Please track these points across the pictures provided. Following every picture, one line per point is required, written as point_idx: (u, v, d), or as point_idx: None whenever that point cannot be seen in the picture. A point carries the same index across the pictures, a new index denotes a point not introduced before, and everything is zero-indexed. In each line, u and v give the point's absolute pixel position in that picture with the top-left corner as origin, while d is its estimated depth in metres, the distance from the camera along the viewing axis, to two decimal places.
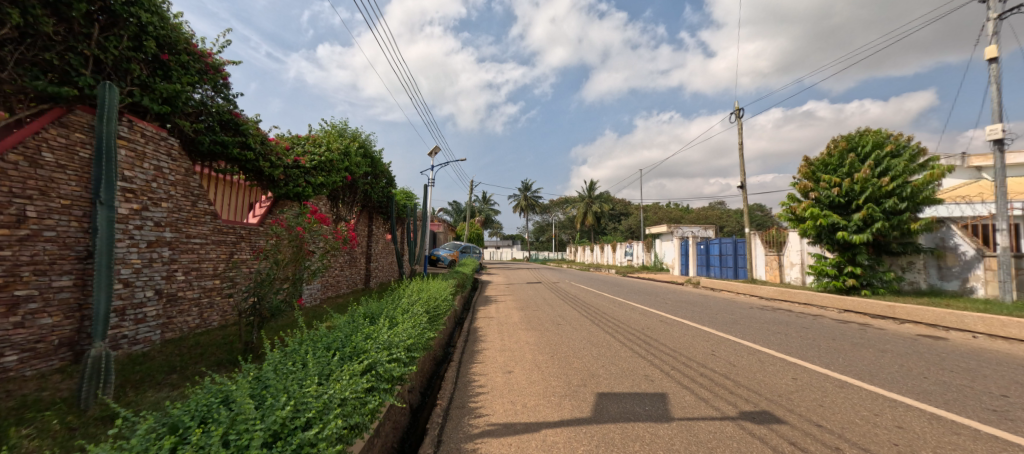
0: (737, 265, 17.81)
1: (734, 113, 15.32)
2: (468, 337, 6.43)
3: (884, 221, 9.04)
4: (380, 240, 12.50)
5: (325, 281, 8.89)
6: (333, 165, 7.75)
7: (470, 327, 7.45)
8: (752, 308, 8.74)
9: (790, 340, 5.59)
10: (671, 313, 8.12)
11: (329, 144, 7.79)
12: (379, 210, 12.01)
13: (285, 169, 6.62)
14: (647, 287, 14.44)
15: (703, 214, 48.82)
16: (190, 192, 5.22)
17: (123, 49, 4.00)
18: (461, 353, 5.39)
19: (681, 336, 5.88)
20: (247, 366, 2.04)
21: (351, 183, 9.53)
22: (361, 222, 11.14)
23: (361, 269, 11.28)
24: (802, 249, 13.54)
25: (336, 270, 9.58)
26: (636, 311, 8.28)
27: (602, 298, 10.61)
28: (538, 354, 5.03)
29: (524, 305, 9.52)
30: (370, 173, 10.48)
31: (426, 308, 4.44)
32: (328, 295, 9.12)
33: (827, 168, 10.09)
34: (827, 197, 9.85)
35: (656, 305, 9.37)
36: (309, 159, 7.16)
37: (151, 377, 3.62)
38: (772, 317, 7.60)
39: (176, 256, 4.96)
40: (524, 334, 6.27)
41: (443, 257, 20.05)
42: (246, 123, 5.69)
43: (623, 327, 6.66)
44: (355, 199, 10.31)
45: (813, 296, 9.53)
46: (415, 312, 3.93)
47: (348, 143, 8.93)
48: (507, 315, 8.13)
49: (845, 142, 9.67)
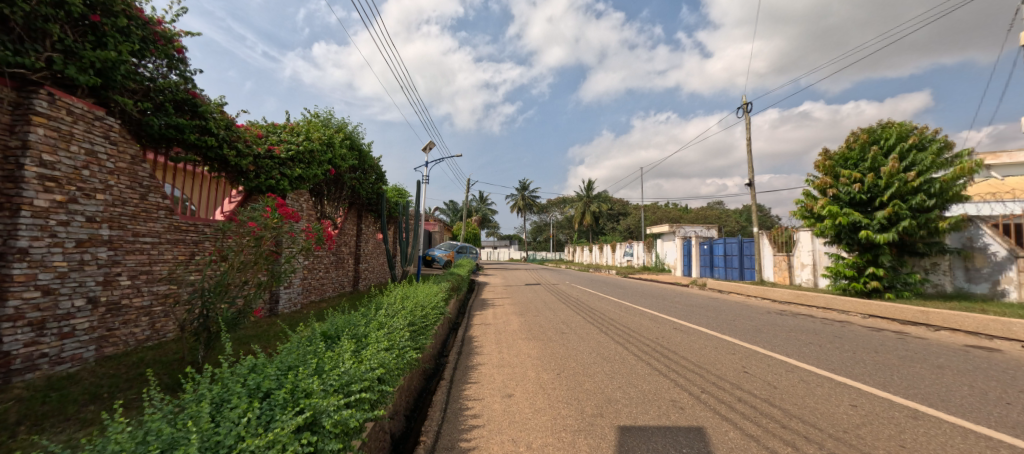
0: (742, 266, 17.17)
1: (742, 107, 14.67)
2: (462, 348, 5.71)
3: (911, 220, 8.39)
4: (370, 239, 11.77)
5: (306, 284, 8.21)
6: (314, 156, 7.01)
7: (464, 335, 6.74)
8: (770, 313, 8.08)
9: (828, 353, 4.90)
10: (683, 318, 7.45)
11: (309, 132, 7.05)
12: (369, 207, 11.28)
13: (256, 159, 5.89)
14: (651, 289, 13.78)
15: (702, 214, 48.26)
16: (138, 183, 4.49)
17: (37, 4, 3.28)
18: (454, 369, 4.68)
19: (702, 347, 5.20)
20: (113, 434, 1.33)
21: (336, 178, 8.81)
22: (348, 220, 10.40)
23: (348, 270, 10.54)
24: (814, 250, 12.93)
25: (319, 272, 8.86)
26: (646, 317, 7.60)
27: (605, 302, 9.95)
28: (542, 372, 4.32)
29: (524, 310, 8.81)
30: (357, 168, 9.72)
31: (409, 320, 3.73)
32: (309, 300, 8.39)
33: (847, 163, 9.43)
34: (848, 194, 9.18)
35: (665, 309, 8.70)
36: (286, 148, 6.43)
37: (59, 410, 2.89)
38: (795, 324, 6.95)
39: (117, 258, 4.22)
40: (526, 346, 5.57)
41: (438, 257, 19.34)
42: (205, 104, 4.95)
43: (634, 336, 5.97)
44: (339, 196, 9.55)
45: (832, 300, 8.89)
46: (394, 327, 3.22)
47: (332, 133, 8.18)
48: (505, 322, 7.40)
49: (868, 135, 9.01)
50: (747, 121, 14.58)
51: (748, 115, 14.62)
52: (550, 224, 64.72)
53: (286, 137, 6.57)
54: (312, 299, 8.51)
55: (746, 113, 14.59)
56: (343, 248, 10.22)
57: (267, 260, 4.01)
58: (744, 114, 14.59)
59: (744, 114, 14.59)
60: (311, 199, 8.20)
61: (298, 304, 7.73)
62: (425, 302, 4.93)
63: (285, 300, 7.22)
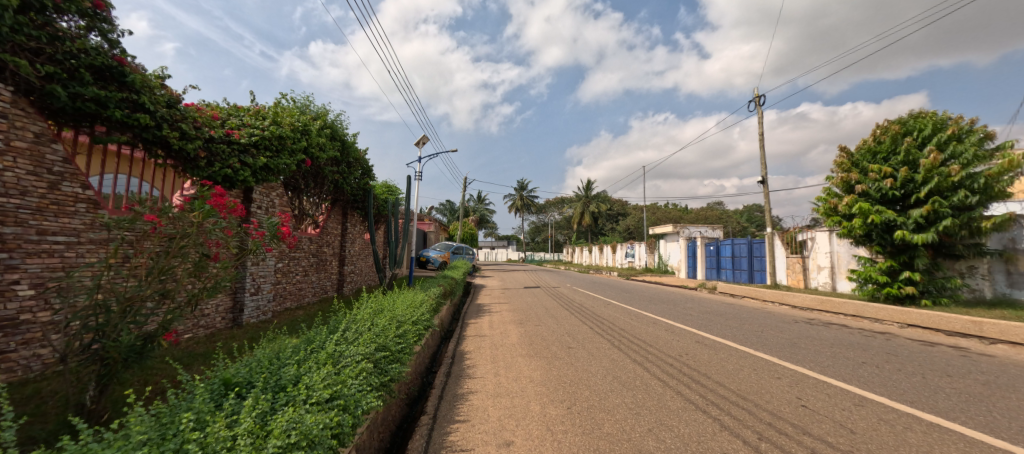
0: (752, 268, 16.37)
1: (754, 100, 13.82)
2: (451, 368, 4.84)
3: (953, 219, 7.55)
4: (357, 239, 10.90)
5: (278, 290, 7.33)
6: (286, 143, 6.13)
7: (455, 349, 5.86)
8: (798, 323, 7.25)
9: (895, 379, 4.06)
10: (702, 329, 6.62)
11: (277, 116, 6.13)
12: (355, 205, 10.41)
13: (208, 144, 4.98)
14: (658, 293, 12.94)
15: (703, 214, 47.56)
16: (44, 168, 3.64)
17: None
18: (439, 398, 3.81)
19: (737, 369, 4.36)
20: None
21: (314, 170, 7.90)
22: (331, 219, 9.52)
23: (331, 273, 9.66)
24: (833, 251, 12.22)
25: (296, 276, 7.99)
26: (660, 327, 6.77)
27: (612, 308, 9.09)
28: (550, 406, 3.45)
29: (523, 317, 7.95)
30: (340, 160, 8.80)
31: (375, 346, 2.85)
32: (283, 307, 7.51)
33: (875, 157, 8.53)
34: (878, 190, 8.32)
35: (678, 317, 7.86)
36: (249, 133, 5.52)
37: None
38: (833, 336, 6.11)
39: (12, 262, 3.39)
40: (526, 366, 4.68)
41: (433, 258, 18.50)
42: (139, 74, 4.08)
43: (654, 353, 5.14)
44: (319, 191, 8.66)
45: (862, 307, 8.08)
46: (349, 362, 2.34)
47: (309, 120, 7.27)
48: (502, 333, 6.52)
49: (900, 125, 8.11)
50: (760, 115, 13.74)
51: (761, 109, 13.78)
52: (548, 225, 63.89)
53: (249, 121, 5.67)
54: (288, 306, 7.66)
55: (758, 107, 13.75)
56: (326, 248, 9.34)
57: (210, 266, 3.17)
58: (757, 107, 13.75)
59: (757, 107, 13.75)
60: (284, 193, 7.29)
61: (269, 312, 6.87)
62: (404, 314, 4.06)
63: (251, 309, 6.37)
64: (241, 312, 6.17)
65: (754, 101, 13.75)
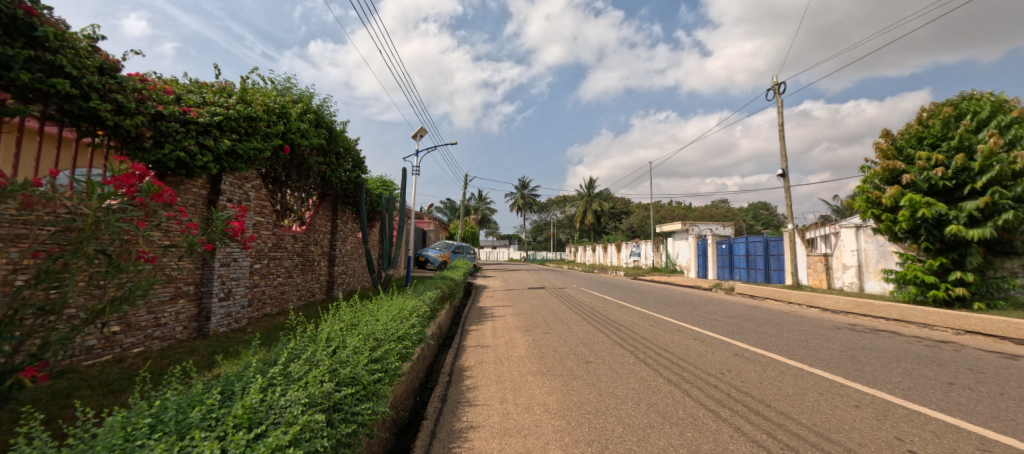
0: (768, 268, 15.54)
1: (773, 88, 12.96)
2: (448, 390, 4.01)
3: (1016, 211, 6.69)
4: (349, 238, 10.09)
5: (255, 294, 6.50)
6: (257, 125, 5.32)
7: (454, 363, 5.03)
8: (842, 330, 6.41)
9: (1005, 408, 3.23)
10: (737, 338, 5.80)
11: (247, 95, 5.30)
12: (345, 200, 9.58)
13: (157, 122, 4.16)
14: (671, 294, 12.12)
15: (708, 213, 46.71)
16: None
17: None
18: (432, 436, 2.98)
19: (798, 395, 3.54)
20: None
21: (297, 160, 7.08)
22: (319, 215, 8.71)
23: (320, 274, 8.85)
24: (860, 249, 11.41)
25: (278, 277, 7.18)
26: (687, 335, 5.94)
27: (627, 312, 8.26)
28: (576, 452, 2.61)
29: (531, 324, 7.14)
30: (328, 150, 7.99)
31: (335, 382, 2.01)
32: (262, 312, 6.70)
33: (921, 144, 7.71)
34: (926, 180, 7.50)
35: (702, 323, 7.03)
36: (212, 112, 4.72)
37: None
38: (891, 347, 5.28)
39: None
40: (539, 390, 3.83)
41: (432, 258, 17.73)
42: (54, 30, 3.26)
43: (690, 369, 4.31)
44: (303, 184, 7.86)
45: (909, 310, 7.25)
46: (278, 422, 1.50)
47: (289, 103, 6.43)
48: (508, 344, 5.67)
49: (952, 108, 7.26)
50: (779, 104, 12.88)
51: (780, 97, 12.91)
52: (550, 224, 63.06)
53: (211, 98, 4.86)
54: (267, 312, 6.85)
55: (777, 95, 12.88)
56: (313, 247, 8.52)
57: (130, 271, 2.31)
58: (776, 95, 12.88)
59: (775, 96, 12.89)
60: (260, 184, 6.47)
61: (244, 318, 6.07)
62: (387, 325, 3.22)
63: (220, 317, 5.55)
64: (208, 320, 5.36)
65: (772, 89, 12.88)
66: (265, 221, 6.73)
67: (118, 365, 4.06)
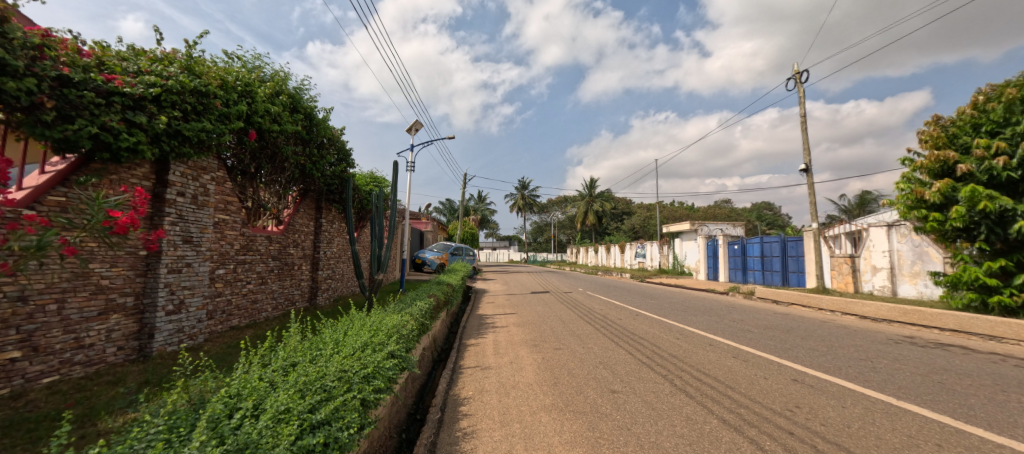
0: (786, 269, 14.62)
1: (793, 76, 12.04)
2: (438, 435, 3.06)
3: None
4: (335, 239, 9.17)
5: (216, 304, 5.56)
6: (209, 102, 4.39)
7: (448, 391, 4.08)
8: (903, 345, 5.47)
9: None
10: (784, 356, 4.87)
11: (196, 65, 4.38)
12: (330, 196, 8.67)
13: (63, 90, 3.24)
14: (687, 299, 11.17)
15: (712, 213, 45.78)
16: None
17: None
18: None
19: (908, 448, 2.63)
20: None
21: (268, 149, 6.14)
22: (299, 213, 7.79)
23: (302, 279, 7.92)
24: (893, 249, 10.52)
25: (248, 285, 6.24)
26: (725, 353, 5.00)
27: (644, 321, 7.34)
28: None
29: (538, 337, 6.21)
30: (308, 140, 7.06)
31: None
32: (227, 325, 5.76)
33: (979, 130, 6.80)
34: (986, 171, 6.58)
35: (734, 335, 6.12)
36: (146, 83, 3.82)
37: None
38: (977, 369, 4.35)
39: None
40: (558, 437, 2.90)
41: (429, 260, 16.82)
42: None
43: (744, 404, 3.39)
44: (278, 178, 6.94)
45: (971, 320, 6.32)
46: None
47: (255, 81, 5.51)
48: (513, 364, 4.75)
49: (1016, 88, 6.26)
50: (800, 94, 11.97)
51: (802, 87, 12.01)
52: (551, 225, 62.16)
53: (148, 67, 3.95)
54: (234, 325, 5.92)
55: (798, 85, 11.98)
56: (293, 250, 7.58)
57: None
58: (797, 85, 11.97)
59: (796, 85, 11.99)
60: (222, 175, 5.52)
61: (202, 334, 5.15)
62: (348, 358, 2.29)
63: (167, 334, 4.63)
64: (152, 339, 4.44)
65: (793, 78, 11.98)
66: (230, 220, 5.82)
67: (11, 403, 3.14)
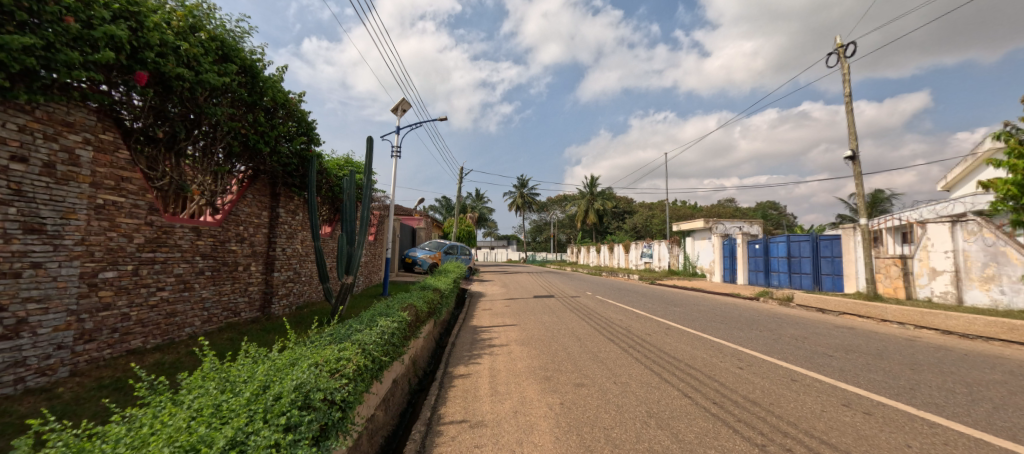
0: (818, 272, 13.08)
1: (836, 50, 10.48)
2: None
3: None
4: (297, 234, 7.56)
5: (101, 322, 3.95)
6: (42, 10, 2.80)
7: None
8: None
9: None
10: (915, 403, 3.31)
11: None
12: (288, 180, 7.06)
13: None
14: (714, 306, 9.61)
15: (716, 212, 44.37)
16: None
17: None
18: None
19: None
20: None
21: (183, 106, 4.51)
22: (245, 200, 6.18)
23: (250, 283, 6.31)
24: (958, 250, 8.98)
25: (160, 292, 4.63)
26: (826, 397, 3.41)
27: (681, 339, 5.77)
28: None
29: (549, 364, 4.62)
30: (248, 102, 5.43)
31: None
32: (121, 347, 4.14)
33: None
34: None
35: (811, 361, 4.57)
36: None
37: None
38: None
39: None
40: None
41: (420, 260, 15.24)
42: None
43: None
44: (212, 151, 5.32)
45: None
46: None
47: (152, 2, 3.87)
48: (520, 418, 3.16)
49: None
50: (844, 71, 10.42)
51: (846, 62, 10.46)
52: (551, 224, 60.68)
53: None
54: (134, 347, 4.29)
55: (842, 60, 10.41)
56: (236, 246, 5.98)
57: None
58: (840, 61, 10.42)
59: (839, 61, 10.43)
60: (106, 137, 3.89)
61: (67, 366, 3.53)
62: None
63: None
64: None
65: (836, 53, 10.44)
66: (128, 204, 4.20)
67: None
